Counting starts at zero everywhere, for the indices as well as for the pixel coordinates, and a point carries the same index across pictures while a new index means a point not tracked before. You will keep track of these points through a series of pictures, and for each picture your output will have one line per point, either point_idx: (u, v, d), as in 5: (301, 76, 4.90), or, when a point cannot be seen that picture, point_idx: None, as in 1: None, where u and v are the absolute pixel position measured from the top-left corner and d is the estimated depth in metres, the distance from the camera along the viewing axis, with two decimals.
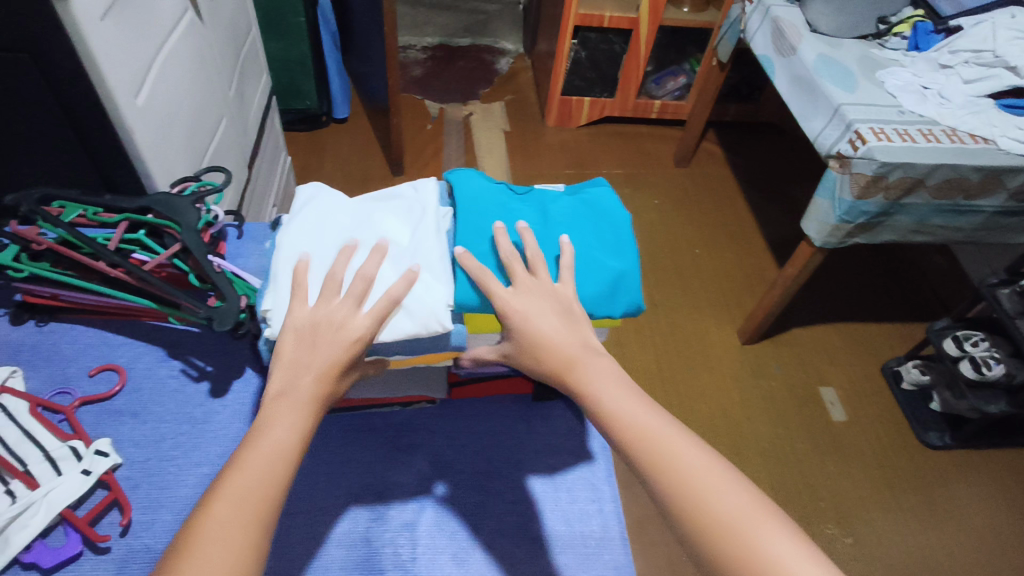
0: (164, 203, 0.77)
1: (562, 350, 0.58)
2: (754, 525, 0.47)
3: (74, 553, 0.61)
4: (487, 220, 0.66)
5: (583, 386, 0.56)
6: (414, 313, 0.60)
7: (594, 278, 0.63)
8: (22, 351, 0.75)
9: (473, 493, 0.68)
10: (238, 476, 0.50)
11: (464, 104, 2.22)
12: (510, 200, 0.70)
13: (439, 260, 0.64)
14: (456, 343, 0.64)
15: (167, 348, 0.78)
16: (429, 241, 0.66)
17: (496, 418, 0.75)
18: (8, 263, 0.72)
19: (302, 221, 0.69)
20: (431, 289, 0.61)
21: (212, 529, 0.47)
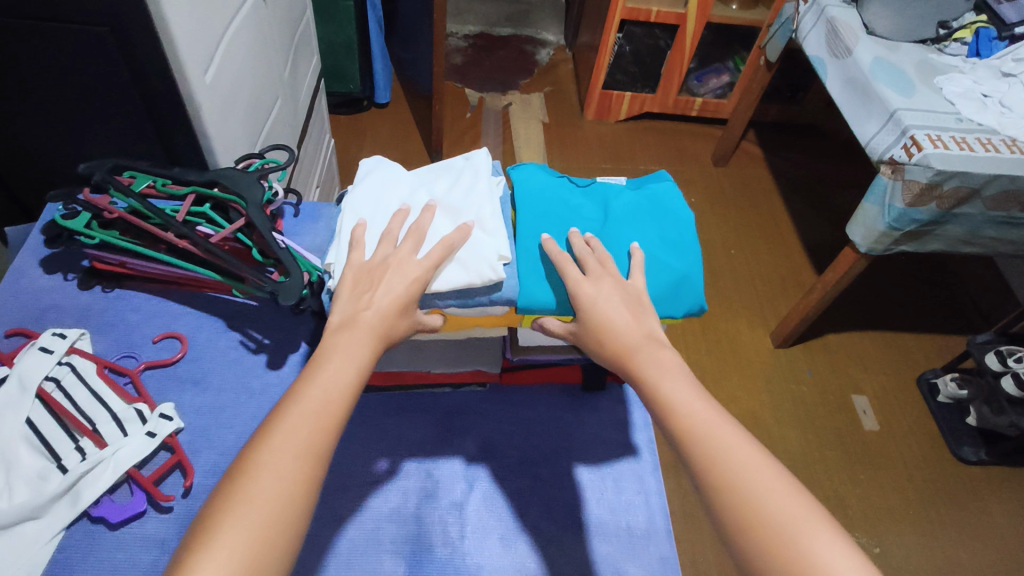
0: (230, 178, 0.79)
1: (625, 337, 0.56)
2: (799, 526, 0.45)
3: (138, 511, 0.64)
4: (550, 226, 0.65)
5: (639, 371, 0.55)
6: (468, 262, 0.59)
7: (657, 275, 0.61)
8: (90, 315, 0.78)
9: (522, 478, 0.69)
10: (299, 409, 0.50)
11: (504, 94, 2.22)
12: (573, 198, 0.68)
13: (491, 215, 0.63)
14: (507, 296, 0.60)
15: (226, 319, 0.80)
16: (486, 200, 0.65)
17: (544, 406, 0.76)
18: (81, 230, 0.75)
19: (363, 190, 0.68)
20: (485, 243, 0.61)
21: (271, 462, 0.47)
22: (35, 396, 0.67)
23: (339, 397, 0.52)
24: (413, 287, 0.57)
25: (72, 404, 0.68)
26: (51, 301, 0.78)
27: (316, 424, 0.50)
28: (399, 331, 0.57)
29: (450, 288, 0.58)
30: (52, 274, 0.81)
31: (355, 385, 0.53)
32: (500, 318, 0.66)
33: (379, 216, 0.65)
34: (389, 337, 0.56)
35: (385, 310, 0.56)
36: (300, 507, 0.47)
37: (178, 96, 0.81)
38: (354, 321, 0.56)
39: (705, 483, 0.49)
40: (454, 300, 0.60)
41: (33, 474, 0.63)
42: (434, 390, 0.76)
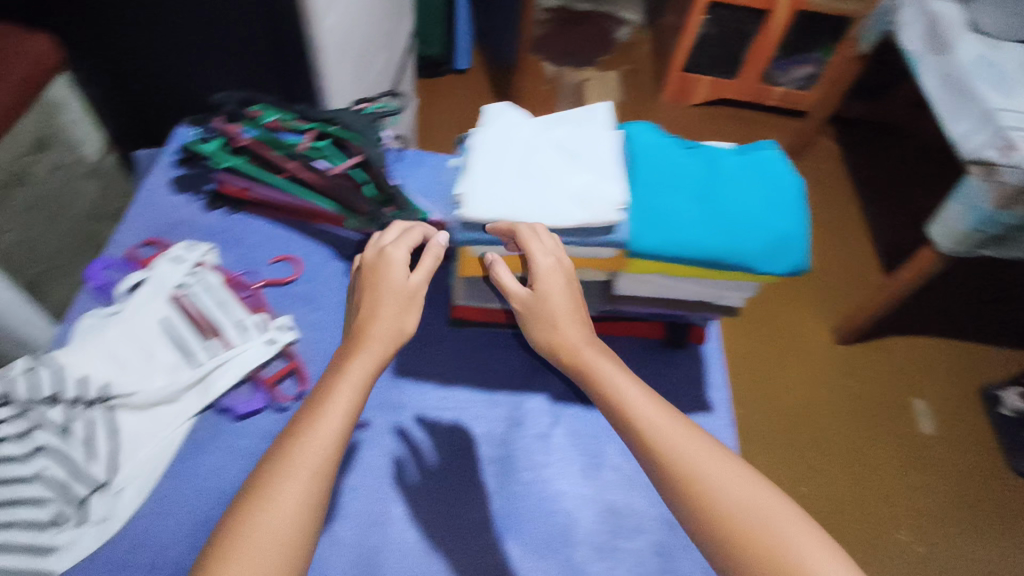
0: (349, 118, 0.84)
1: (569, 332, 0.59)
2: (772, 515, 0.47)
3: (258, 408, 0.71)
4: (656, 180, 0.62)
5: (588, 366, 0.58)
6: (588, 201, 0.57)
7: (757, 234, 0.59)
8: (214, 233, 0.85)
9: (461, 446, 0.71)
10: (295, 435, 0.54)
11: (581, 70, 2.24)
12: (671, 152, 0.65)
13: (613, 158, 0.60)
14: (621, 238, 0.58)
15: (335, 249, 0.86)
16: (606, 143, 0.62)
17: (626, 356, 0.80)
18: (213, 154, 0.82)
19: (489, 127, 0.62)
20: (603, 185, 0.58)
21: (274, 483, 0.50)
22: (168, 299, 0.76)
23: (334, 416, 0.55)
24: (395, 278, 0.65)
25: (202, 309, 0.76)
26: (181, 218, 0.86)
27: (306, 444, 0.53)
28: (408, 323, 0.64)
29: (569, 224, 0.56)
30: (182, 194, 0.88)
31: (352, 402, 0.57)
32: (611, 264, 0.63)
33: (495, 159, 0.60)
34: (394, 334, 0.62)
35: (381, 309, 0.63)
36: (300, 519, 0.49)
37: (304, 37, 0.86)
38: (358, 326, 0.62)
39: (672, 485, 0.50)
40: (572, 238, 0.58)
41: (171, 365, 0.73)
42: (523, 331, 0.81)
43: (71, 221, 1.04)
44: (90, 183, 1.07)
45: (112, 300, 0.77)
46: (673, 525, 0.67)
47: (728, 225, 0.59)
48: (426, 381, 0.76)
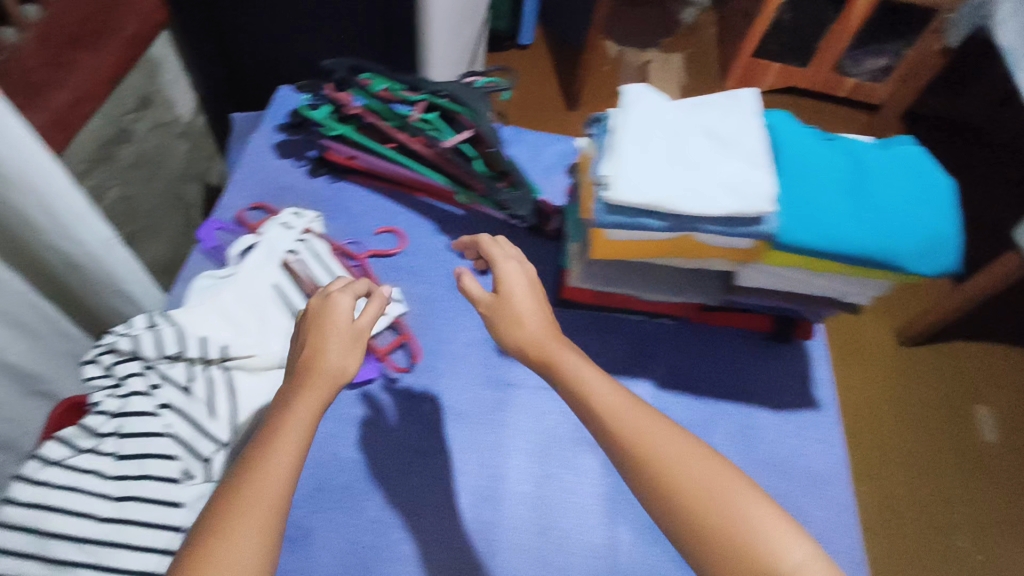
0: (459, 90, 0.82)
1: (535, 329, 0.58)
2: (731, 494, 0.44)
3: (372, 377, 0.73)
4: (802, 172, 0.60)
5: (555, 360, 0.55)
6: (739, 189, 0.55)
7: (908, 231, 0.58)
8: (318, 201, 0.85)
9: (425, 417, 0.71)
10: (248, 467, 0.47)
11: (644, 50, 2.19)
12: (815, 146, 0.63)
13: (761, 147, 0.58)
14: (769, 228, 0.56)
15: (437, 223, 0.85)
16: (754, 130, 0.60)
17: (730, 347, 0.79)
18: (323, 122, 0.83)
19: (633, 110, 0.61)
20: (753, 174, 0.56)
21: (228, 521, 0.44)
22: (280, 264, 0.77)
23: (290, 443, 0.49)
24: (343, 323, 0.58)
25: (311, 276, 0.77)
26: (286, 183, 0.86)
27: (259, 476, 0.46)
28: (347, 369, 0.56)
29: (718, 212, 0.55)
30: (285, 159, 0.89)
31: (302, 438, 0.50)
32: (748, 255, 0.62)
33: (641, 142, 0.58)
34: (340, 375, 0.56)
35: (328, 348, 0.56)
36: (260, 559, 0.43)
37: (415, 8, 0.85)
38: (301, 369, 0.55)
39: (634, 468, 0.47)
40: (718, 226, 0.57)
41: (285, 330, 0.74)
42: (625, 315, 0.80)
43: (166, 181, 1.04)
44: (182, 142, 1.07)
45: (225, 262, 0.79)
46: None
47: (880, 222, 0.58)
48: None
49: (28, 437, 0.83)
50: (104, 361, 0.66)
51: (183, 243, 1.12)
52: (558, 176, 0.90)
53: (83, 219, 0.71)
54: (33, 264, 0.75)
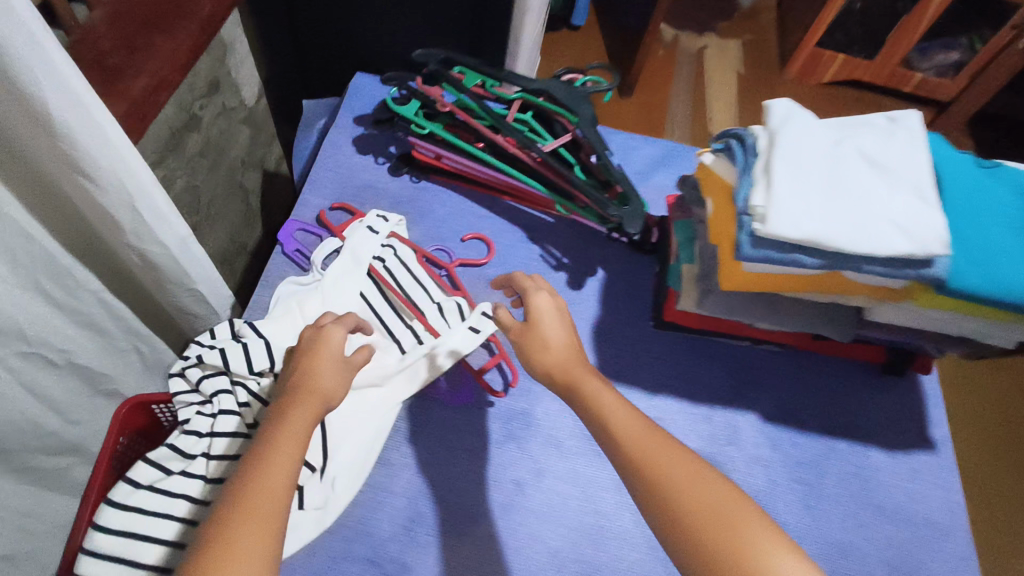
0: (560, 89, 0.76)
1: (559, 354, 0.58)
2: (735, 514, 0.42)
3: (469, 401, 0.69)
4: (973, 214, 0.53)
5: (577, 381, 0.55)
6: (911, 229, 0.50)
7: None
8: (402, 202, 0.80)
9: (502, 440, 0.67)
10: (244, 480, 0.45)
11: (700, 35, 2.09)
12: (983, 179, 0.55)
13: (931, 180, 0.52)
14: (937, 272, 0.51)
15: (526, 231, 0.80)
16: (925, 159, 0.53)
17: (839, 379, 0.74)
18: (413, 119, 0.76)
19: (787, 126, 0.55)
20: (926, 211, 0.51)
21: (225, 534, 0.41)
22: (367, 272, 0.72)
23: (287, 458, 0.47)
24: (334, 351, 0.57)
25: (397, 286, 0.72)
26: (366, 181, 0.81)
27: (258, 489, 0.44)
28: (336, 394, 0.55)
29: (887, 253, 0.49)
30: (364, 155, 0.83)
31: (296, 455, 0.48)
32: (900, 295, 0.57)
33: (798, 166, 0.53)
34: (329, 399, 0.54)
35: (318, 371, 0.55)
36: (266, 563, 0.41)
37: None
38: (292, 390, 0.53)
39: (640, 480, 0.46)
40: (880, 268, 0.52)
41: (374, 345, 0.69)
42: (729, 341, 0.75)
43: (226, 170, 0.98)
44: (244, 127, 1.00)
45: (307, 266, 0.74)
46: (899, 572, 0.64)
47: None
48: (637, 388, 0.72)
49: (95, 439, 0.79)
50: (191, 375, 0.65)
51: (240, 231, 1.06)
52: (660, 173, 0.87)
53: (163, 217, 0.66)
54: (105, 257, 0.71)
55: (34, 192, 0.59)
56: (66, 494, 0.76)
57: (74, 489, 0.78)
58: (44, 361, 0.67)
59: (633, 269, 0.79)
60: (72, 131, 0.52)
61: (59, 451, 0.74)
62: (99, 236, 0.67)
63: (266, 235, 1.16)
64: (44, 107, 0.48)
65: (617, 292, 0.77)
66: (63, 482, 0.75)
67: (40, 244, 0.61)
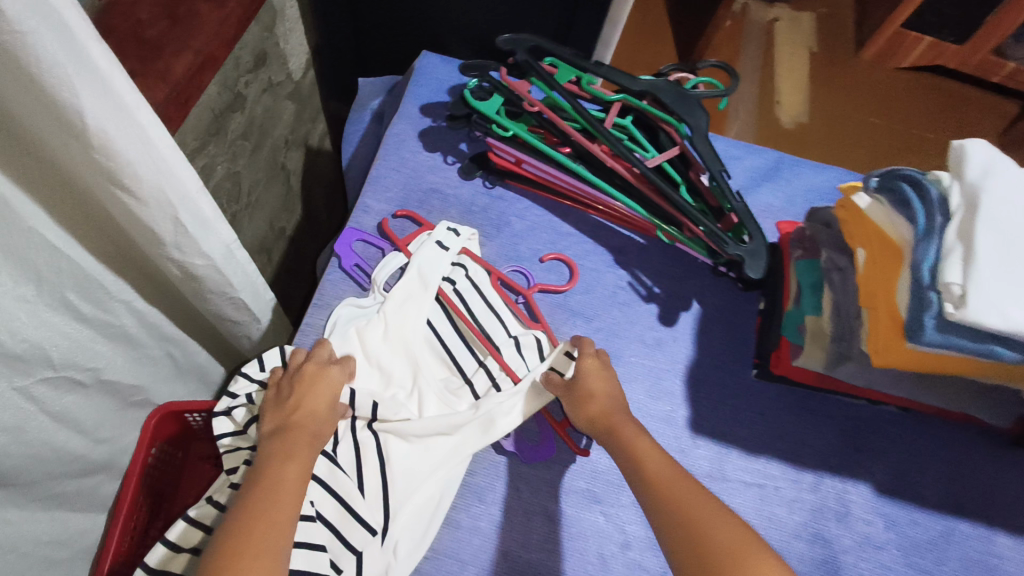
0: (671, 93, 0.65)
1: (604, 404, 0.55)
2: (706, 520, 0.43)
3: (547, 455, 0.61)
4: None
5: (650, 444, 0.50)
6: None
7: None
8: (474, 212, 0.71)
9: (581, 505, 0.59)
10: (247, 523, 0.43)
11: (772, 5, 1.88)
12: None
13: None
14: None
15: (613, 253, 0.70)
16: None
17: (966, 449, 0.64)
18: (495, 118, 0.66)
19: (993, 186, 0.44)
20: None
21: None
22: (435, 296, 0.63)
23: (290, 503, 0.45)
24: (331, 389, 0.54)
25: (469, 313, 0.63)
26: (433, 185, 0.71)
27: (261, 529, 0.42)
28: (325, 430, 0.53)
29: None
30: (432, 153, 0.73)
31: (296, 498, 0.46)
32: None
33: (1004, 239, 0.42)
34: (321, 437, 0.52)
35: (313, 411, 0.52)
36: None
37: None
38: (286, 426, 0.51)
39: (655, 505, 0.46)
40: None
41: (443, 386, 0.61)
42: (842, 398, 0.65)
43: (270, 150, 0.87)
44: (291, 103, 0.90)
45: (368, 285, 0.65)
46: None
47: None
48: (734, 447, 0.62)
49: (125, 453, 0.71)
50: (238, 415, 0.59)
51: (280, 216, 0.96)
52: (765, 189, 0.76)
53: (208, 226, 0.58)
54: (138, 260, 0.62)
55: (66, 202, 0.50)
56: (94, 512, 0.69)
57: (101, 505, 0.70)
58: (71, 382, 0.58)
59: (734, 305, 0.69)
60: (110, 138, 0.43)
61: (87, 471, 0.66)
62: (134, 244, 0.58)
63: (306, 220, 1.06)
64: (79, 110, 0.40)
65: (716, 330, 0.68)
66: (93, 500, 0.68)
67: (67, 255, 0.52)
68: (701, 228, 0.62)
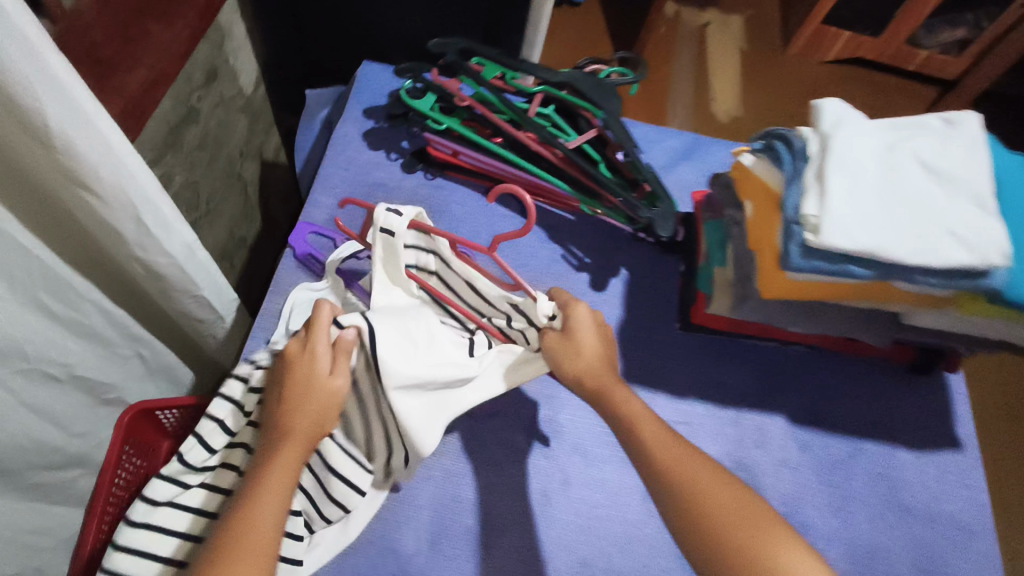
0: (585, 83, 0.73)
1: (588, 363, 0.56)
2: (697, 476, 0.48)
3: (493, 411, 0.67)
4: None
5: (580, 385, 0.56)
6: (969, 238, 0.48)
7: None
8: (417, 201, 0.77)
9: (525, 451, 0.66)
10: (220, 544, 0.44)
11: (703, 11, 1.99)
12: None
13: (989, 186, 0.50)
14: (995, 284, 0.48)
15: (546, 230, 0.77)
16: (979, 162, 0.51)
17: (868, 378, 0.72)
18: (429, 114, 0.73)
19: (842, 134, 0.52)
20: (979, 219, 0.48)
21: None
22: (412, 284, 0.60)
23: (274, 506, 0.47)
24: (314, 374, 0.52)
25: (454, 294, 0.62)
26: (378, 179, 0.77)
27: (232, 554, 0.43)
28: (315, 423, 0.51)
29: (943, 264, 0.47)
30: (376, 150, 0.79)
31: (276, 508, 0.47)
32: (944, 302, 0.55)
33: (851, 175, 0.50)
34: (318, 428, 0.52)
35: (298, 405, 0.51)
36: None
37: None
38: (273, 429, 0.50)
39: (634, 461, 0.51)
40: (936, 279, 0.49)
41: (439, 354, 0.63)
42: (756, 341, 0.73)
43: (226, 161, 0.93)
44: (243, 117, 0.96)
45: (321, 272, 0.71)
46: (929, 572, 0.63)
47: None
48: (662, 392, 0.69)
49: (99, 449, 0.75)
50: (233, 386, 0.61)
51: (239, 225, 1.01)
52: (682, 165, 0.84)
53: (167, 225, 0.63)
54: (103, 262, 0.66)
55: (32, 208, 0.55)
56: (72, 507, 0.72)
57: (78, 501, 0.73)
58: (44, 377, 0.63)
59: (656, 268, 0.76)
60: (72, 141, 0.49)
61: (63, 466, 0.69)
62: (97, 246, 0.63)
63: (265, 229, 1.11)
64: (43, 115, 0.46)
65: (642, 291, 0.75)
66: (70, 496, 0.72)
67: (35, 254, 0.56)
68: (618, 199, 0.69)
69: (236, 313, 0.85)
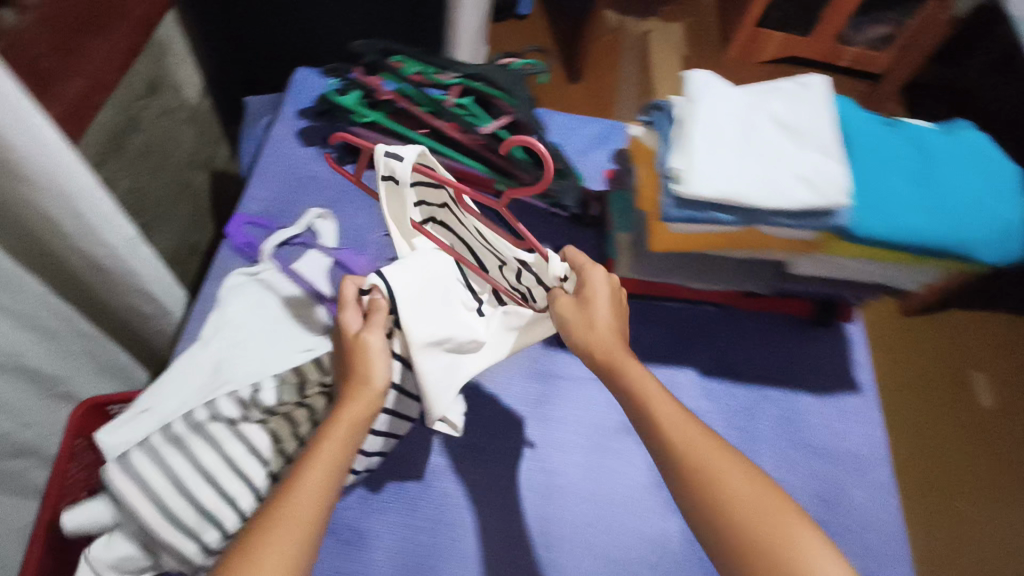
0: (495, 74, 0.80)
1: (603, 337, 0.56)
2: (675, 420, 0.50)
3: None
4: (897, 183, 0.57)
5: None
6: (813, 181, 0.54)
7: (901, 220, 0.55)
8: (349, 192, 0.82)
9: None
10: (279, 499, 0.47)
11: (644, 19, 2.09)
12: (882, 135, 0.60)
13: (832, 137, 0.57)
14: (844, 220, 0.55)
15: None
16: (824, 119, 0.58)
17: (772, 331, 0.78)
18: (353, 107, 0.79)
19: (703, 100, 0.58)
20: (823, 165, 0.55)
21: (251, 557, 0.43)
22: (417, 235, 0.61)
23: (308, 499, 0.46)
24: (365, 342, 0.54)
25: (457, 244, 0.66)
26: (312, 173, 0.83)
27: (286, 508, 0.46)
28: (370, 387, 0.54)
29: (793, 205, 0.53)
30: (309, 147, 0.85)
31: (336, 462, 0.49)
32: (810, 246, 0.61)
33: (712, 134, 0.56)
34: (373, 391, 0.54)
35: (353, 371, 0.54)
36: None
37: None
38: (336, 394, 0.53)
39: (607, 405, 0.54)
40: (793, 221, 0.56)
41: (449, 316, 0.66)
42: (669, 303, 0.79)
43: (173, 168, 0.98)
44: (188, 126, 1.01)
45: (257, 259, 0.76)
46: (829, 502, 0.68)
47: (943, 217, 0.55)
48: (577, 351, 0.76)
49: (52, 441, 0.78)
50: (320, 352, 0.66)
51: (191, 231, 1.05)
52: (599, 149, 0.90)
53: (107, 218, 0.68)
54: (48, 258, 0.70)
55: None
56: (24, 497, 0.75)
57: (31, 491, 0.76)
58: None
59: (575, 242, 0.82)
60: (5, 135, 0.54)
61: (14, 456, 0.73)
62: (41, 242, 0.67)
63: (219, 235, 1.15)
64: None
65: None
66: (22, 485, 0.75)
67: None
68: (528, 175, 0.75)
69: (184, 309, 0.89)
